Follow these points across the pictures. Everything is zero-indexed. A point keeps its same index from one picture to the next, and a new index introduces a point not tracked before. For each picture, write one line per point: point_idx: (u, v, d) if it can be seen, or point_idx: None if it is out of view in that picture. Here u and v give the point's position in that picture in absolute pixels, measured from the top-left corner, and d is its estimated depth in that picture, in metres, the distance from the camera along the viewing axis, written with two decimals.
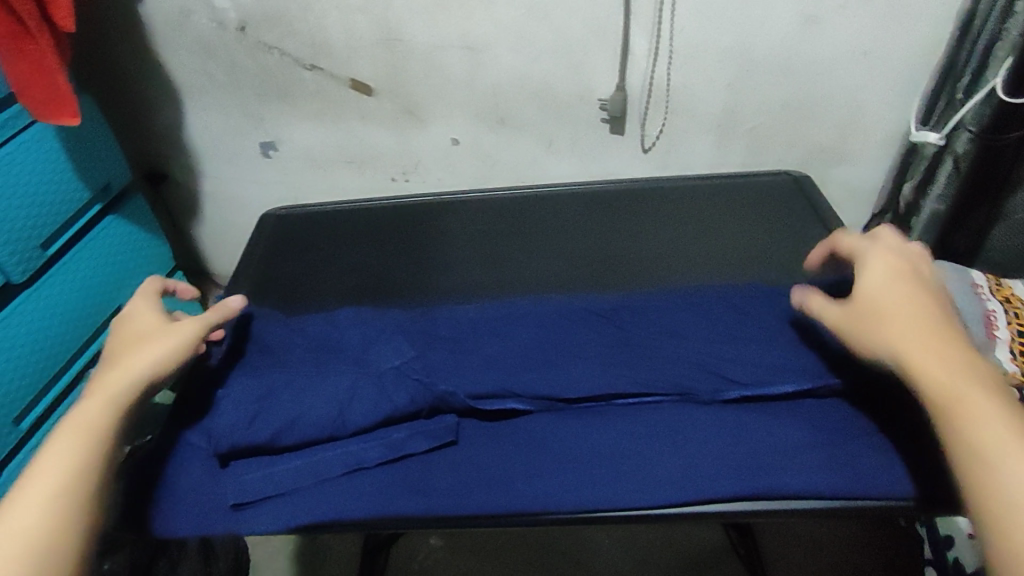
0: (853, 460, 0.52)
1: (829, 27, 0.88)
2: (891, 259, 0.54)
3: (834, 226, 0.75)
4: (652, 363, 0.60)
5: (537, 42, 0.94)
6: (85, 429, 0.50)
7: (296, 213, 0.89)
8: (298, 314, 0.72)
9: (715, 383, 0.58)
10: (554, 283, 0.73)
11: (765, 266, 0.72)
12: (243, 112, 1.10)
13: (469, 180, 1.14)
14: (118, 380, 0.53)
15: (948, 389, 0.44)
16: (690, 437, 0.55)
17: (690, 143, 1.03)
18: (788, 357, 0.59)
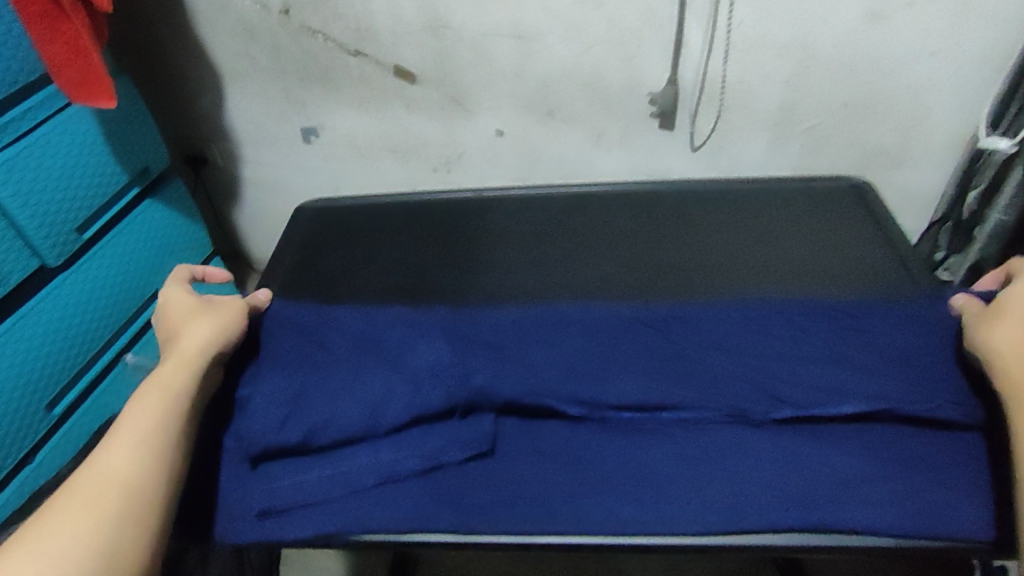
0: (920, 497, 0.48)
1: (898, 24, 0.83)
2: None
3: (901, 238, 0.71)
4: (703, 379, 0.57)
5: (590, 32, 0.90)
6: (139, 428, 0.49)
7: (334, 206, 0.87)
8: (336, 308, 0.70)
9: (769, 403, 0.54)
10: (602, 289, 0.70)
11: (827, 278, 0.67)
12: (286, 97, 1.08)
13: (513, 173, 1.11)
14: (168, 378, 0.53)
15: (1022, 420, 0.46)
16: (743, 462, 0.51)
17: (743, 142, 0.99)
18: (850, 378, 0.55)
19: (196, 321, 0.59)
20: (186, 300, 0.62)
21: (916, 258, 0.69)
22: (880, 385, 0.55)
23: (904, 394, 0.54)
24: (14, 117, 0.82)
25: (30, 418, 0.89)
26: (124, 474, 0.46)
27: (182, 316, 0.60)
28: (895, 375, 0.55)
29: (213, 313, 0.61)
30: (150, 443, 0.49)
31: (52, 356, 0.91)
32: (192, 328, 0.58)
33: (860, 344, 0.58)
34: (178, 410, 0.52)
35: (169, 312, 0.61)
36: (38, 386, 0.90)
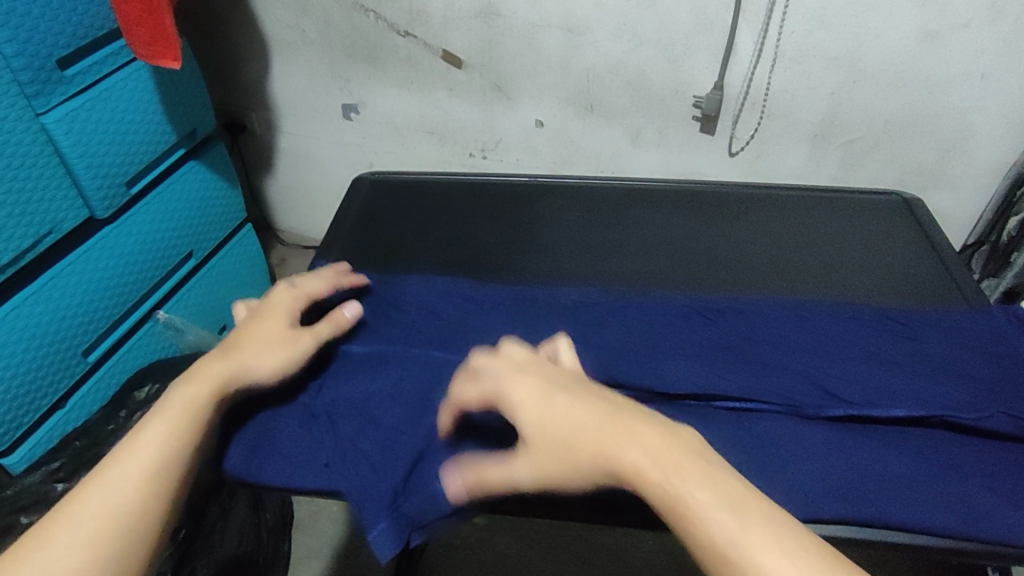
0: (967, 500, 0.49)
1: (946, 45, 0.84)
2: (545, 393, 0.47)
3: (947, 257, 0.73)
4: (755, 370, 0.59)
5: (639, 31, 0.92)
6: (191, 393, 0.51)
7: (389, 179, 0.89)
8: (393, 278, 0.72)
9: (821, 399, 0.56)
10: (651, 277, 0.72)
11: (874, 285, 0.70)
12: (332, 72, 1.09)
13: (548, 163, 1.13)
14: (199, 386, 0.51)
15: (686, 502, 0.40)
16: (797, 449, 0.53)
17: (782, 151, 1.00)
18: (901, 382, 0.57)
19: (252, 351, 0.55)
20: (273, 320, 0.59)
21: (963, 276, 0.71)
22: (933, 391, 0.56)
23: (952, 402, 0.55)
24: (80, 68, 0.83)
25: (66, 361, 0.90)
26: (172, 433, 0.48)
27: (253, 338, 0.57)
28: (940, 381, 0.57)
29: (277, 344, 0.57)
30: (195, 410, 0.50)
31: (90, 302, 0.92)
32: (241, 356, 0.55)
33: (910, 351, 0.60)
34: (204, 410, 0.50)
35: (252, 327, 0.58)
36: (74, 330, 0.90)
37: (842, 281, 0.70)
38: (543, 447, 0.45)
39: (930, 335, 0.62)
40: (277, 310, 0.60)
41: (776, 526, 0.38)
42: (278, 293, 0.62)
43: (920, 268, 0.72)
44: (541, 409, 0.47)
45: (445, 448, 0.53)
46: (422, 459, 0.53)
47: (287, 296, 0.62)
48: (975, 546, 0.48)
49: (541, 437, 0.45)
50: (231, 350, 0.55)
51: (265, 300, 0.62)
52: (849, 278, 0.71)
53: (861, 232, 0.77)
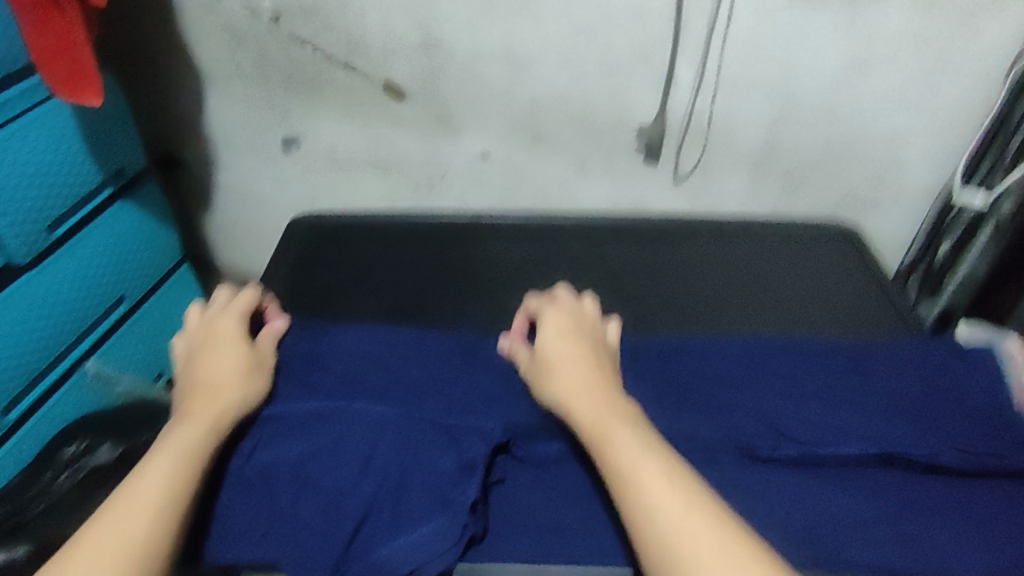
0: (923, 537, 0.49)
1: (877, 75, 0.86)
2: (569, 330, 0.59)
3: (886, 289, 0.75)
4: (709, 413, 0.58)
5: (581, 62, 0.91)
6: (183, 439, 0.50)
7: (326, 221, 0.86)
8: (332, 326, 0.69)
9: (773, 440, 0.55)
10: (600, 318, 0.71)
11: (814, 322, 0.71)
12: (269, 106, 1.06)
13: (495, 197, 1.11)
14: (192, 433, 0.51)
15: (608, 433, 0.49)
16: (751, 495, 0.52)
17: (725, 180, 1.01)
18: (854, 420, 0.57)
19: (232, 381, 0.56)
20: (228, 348, 0.59)
21: (900, 310, 0.72)
22: (886, 427, 0.56)
23: (906, 439, 0.55)
24: None
25: None
26: (168, 477, 0.47)
27: (224, 372, 0.57)
28: (888, 416, 0.57)
29: (250, 366, 0.59)
30: (190, 453, 0.49)
31: (8, 357, 0.86)
32: (228, 389, 0.55)
33: (861, 386, 0.60)
34: (192, 473, 0.48)
35: (217, 361, 0.58)
36: None
37: (785, 317, 0.72)
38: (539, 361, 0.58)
39: (877, 367, 0.63)
40: (228, 335, 0.60)
41: (676, 470, 0.45)
42: (219, 322, 0.62)
43: (862, 304, 0.73)
44: (557, 333, 0.59)
45: (389, 510, 0.51)
46: (367, 521, 0.51)
47: (229, 318, 0.62)
48: None
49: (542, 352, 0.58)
50: (215, 388, 0.55)
51: (206, 331, 0.61)
52: (789, 314, 0.72)
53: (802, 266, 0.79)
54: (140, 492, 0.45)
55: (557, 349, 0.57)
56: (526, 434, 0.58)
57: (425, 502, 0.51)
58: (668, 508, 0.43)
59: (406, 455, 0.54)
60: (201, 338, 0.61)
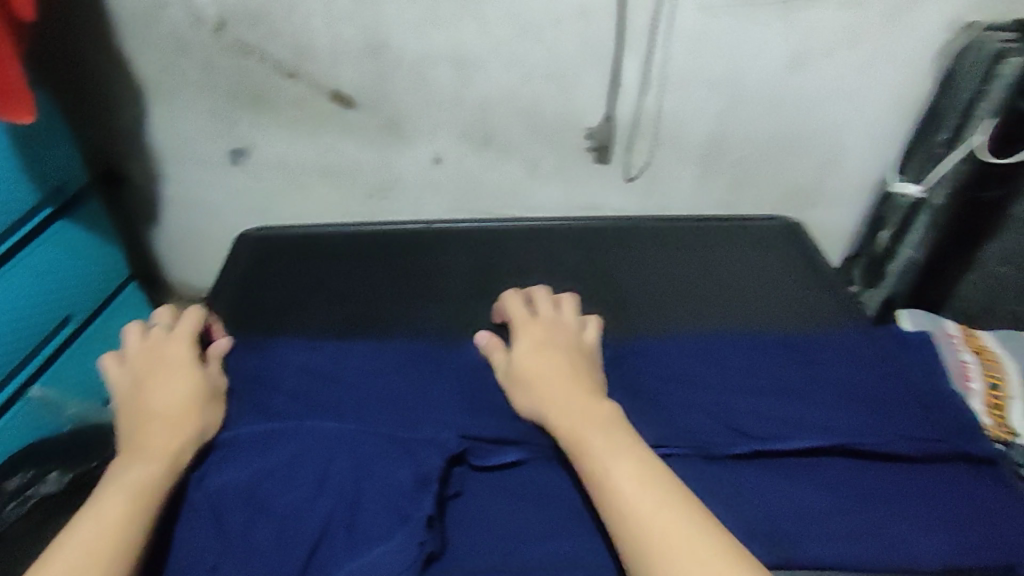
0: (882, 530, 0.51)
1: (816, 71, 0.89)
2: (542, 339, 0.61)
3: (827, 280, 0.78)
4: (666, 411, 0.59)
5: (529, 64, 0.92)
6: (135, 476, 0.49)
7: (275, 235, 0.86)
8: (283, 343, 0.70)
9: (729, 437, 0.57)
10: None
11: (753, 314, 0.73)
12: (215, 116, 1.04)
13: (449, 202, 1.11)
14: (144, 469, 0.50)
15: (585, 441, 0.51)
16: (712, 495, 0.52)
17: (674, 177, 1.02)
18: (805, 412, 0.59)
19: (183, 412, 0.56)
20: (179, 377, 0.58)
21: (839, 299, 0.75)
22: (838, 418, 0.59)
23: (858, 428, 0.58)
24: None
25: None
26: (121, 516, 0.46)
27: (178, 400, 0.56)
28: (836, 409, 0.59)
29: (202, 395, 0.58)
30: (144, 490, 0.48)
31: None
32: (180, 421, 0.55)
33: (810, 375, 0.63)
34: (150, 507, 0.48)
35: (171, 388, 0.57)
36: None
37: (726, 311, 0.74)
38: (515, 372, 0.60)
39: (828, 359, 0.64)
40: (179, 363, 0.60)
41: (648, 473, 0.47)
42: (168, 348, 0.61)
43: (808, 294, 0.76)
44: (531, 343, 0.61)
45: (346, 527, 0.51)
46: (323, 541, 0.50)
47: (180, 345, 0.62)
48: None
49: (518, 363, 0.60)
50: (167, 421, 0.55)
51: (154, 356, 0.60)
52: (729, 306, 0.74)
53: (748, 257, 0.81)
54: (91, 533, 0.45)
55: (531, 358, 0.59)
56: (481, 444, 0.59)
57: (381, 519, 0.51)
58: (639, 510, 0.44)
59: (362, 473, 0.54)
60: (150, 364, 0.60)
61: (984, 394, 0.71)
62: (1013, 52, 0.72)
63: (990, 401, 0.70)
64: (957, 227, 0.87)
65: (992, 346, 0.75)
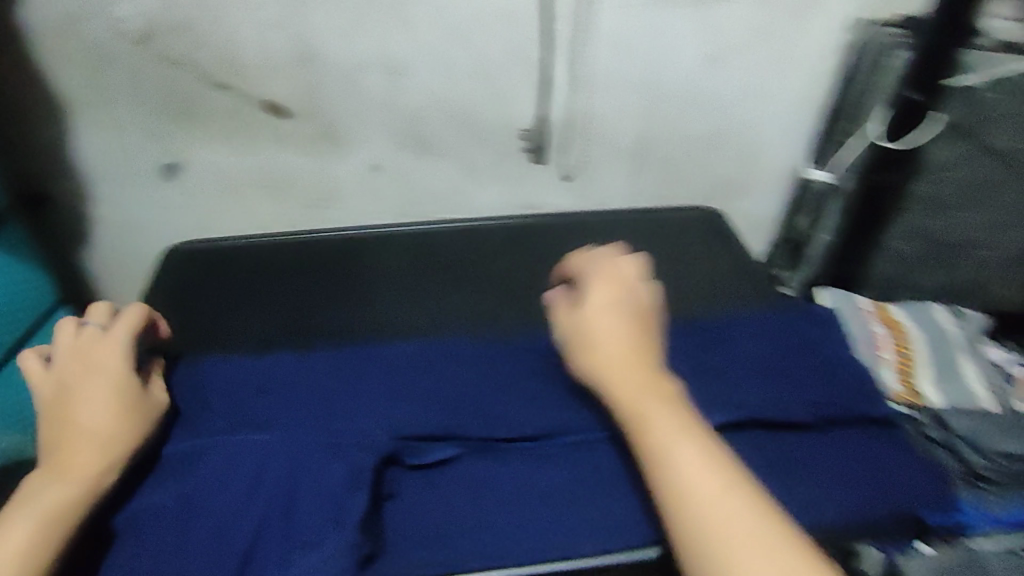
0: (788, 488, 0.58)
1: (729, 68, 0.93)
2: (617, 304, 0.59)
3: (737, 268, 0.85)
4: (585, 399, 0.67)
5: (459, 70, 0.94)
6: (48, 498, 0.50)
7: (209, 247, 0.89)
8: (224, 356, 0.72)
9: (649, 418, 0.62)
10: (494, 320, 0.79)
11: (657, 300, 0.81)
12: (143, 129, 1.01)
13: (391, 210, 1.11)
14: (59, 492, 0.51)
15: (648, 421, 0.51)
16: (624, 476, 0.61)
17: (607, 174, 1.05)
18: (715, 394, 0.64)
19: (109, 425, 0.56)
20: (108, 385, 0.58)
21: (738, 282, 0.83)
22: (743, 394, 0.64)
23: (764, 402, 0.63)
24: None
25: None
26: (25, 545, 0.47)
27: (103, 415, 0.56)
28: (743, 383, 0.65)
29: (131, 408, 0.58)
30: (56, 515, 0.49)
31: None
32: (103, 435, 0.55)
33: (724, 355, 0.68)
34: (56, 534, 0.49)
35: (94, 400, 0.57)
36: None
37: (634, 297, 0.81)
38: (583, 334, 0.58)
39: (738, 338, 0.71)
40: (109, 368, 0.59)
41: (709, 452, 0.48)
42: (98, 352, 0.60)
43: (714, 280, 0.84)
44: (604, 307, 0.59)
45: (278, 531, 0.54)
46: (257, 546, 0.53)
47: (114, 346, 0.61)
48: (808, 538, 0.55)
49: (587, 327, 0.58)
50: (91, 433, 0.55)
51: (83, 358, 0.60)
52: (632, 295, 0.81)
53: (653, 249, 0.89)
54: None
55: (602, 324, 0.58)
56: (414, 443, 0.62)
57: (315, 525, 0.54)
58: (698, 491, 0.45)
59: (296, 481, 0.57)
60: (79, 366, 0.59)
61: (895, 363, 0.77)
62: (901, 46, 0.79)
63: (900, 368, 0.76)
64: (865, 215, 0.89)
65: (898, 317, 0.83)
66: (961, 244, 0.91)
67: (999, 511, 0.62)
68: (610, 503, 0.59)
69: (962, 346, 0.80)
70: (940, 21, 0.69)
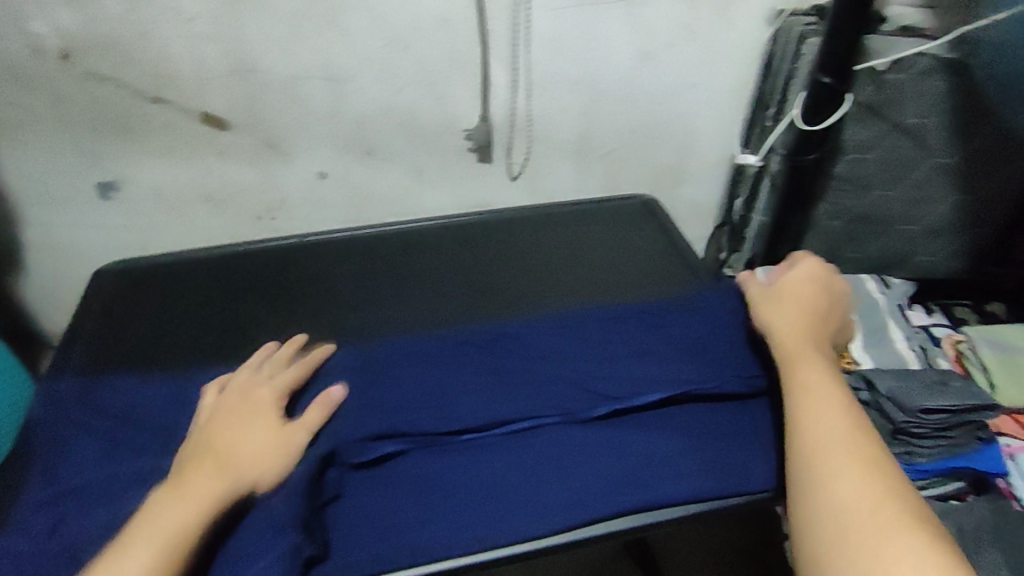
0: (718, 459, 0.64)
1: (660, 62, 0.97)
2: (813, 287, 0.71)
3: (666, 256, 0.90)
4: (531, 388, 0.70)
5: (399, 74, 0.95)
6: (170, 519, 0.53)
7: (147, 264, 0.90)
8: (164, 378, 0.74)
9: (587, 402, 0.69)
10: (436, 315, 0.81)
11: (591, 292, 0.84)
12: (76, 149, 0.99)
13: (342, 216, 1.11)
14: (173, 512, 0.54)
15: (798, 375, 0.60)
16: (572, 457, 0.64)
17: (552, 170, 1.08)
18: (648, 372, 0.72)
19: (244, 457, 0.60)
20: (260, 422, 0.63)
21: (667, 269, 0.88)
22: (680, 368, 0.72)
23: (698, 376, 0.71)
24: None
25: None
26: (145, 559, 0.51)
27: (249, 446, 0.61)
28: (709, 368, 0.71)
29: (275, 441, 0.62)
30: (170, 532, 0.53)
31: None
32: (241, 466, 0.59)
33: (659, 337, 0.76)
34: (174, 553, 0.52)
35: (244, 434, 0.62)
36: None
37: (569, 289, 0.85)
38: (795, 304, 0.69)
39: (673, 322, 0.78)
40: (263, 412, 0.65)
41: (859, 452, 0.52)
42: (258, 394, 0.66)
43: (646, 269, 0.88)
44: (805, 291, 0.70)
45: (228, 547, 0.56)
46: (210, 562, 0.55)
47: (266, 390, 0.67)
48: (739, 500, 0.62)
49: (808, 299, 0.70)
50: (227, 461, 0.59)
51: (241, 397, 0.66)
52: (562, 288, 0.85)
53: (587, 240, 0.93)
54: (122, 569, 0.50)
55: (796, 300, 0.69)
56: (355, 443, 0.64)
57: (257, 533, 0.56)
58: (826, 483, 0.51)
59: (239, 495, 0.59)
60: (238, 403, 0.65)
61: None
62: (811, 34, 0.84)
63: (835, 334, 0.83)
64: (801, 192, 0.90)
65: None
66: (889, 219, 0.96)
67: (918, 461, 0.69)
68: (560, 484, 0.62)
69: (889, 313, 0.86)
70: (831, 28, 0.75)
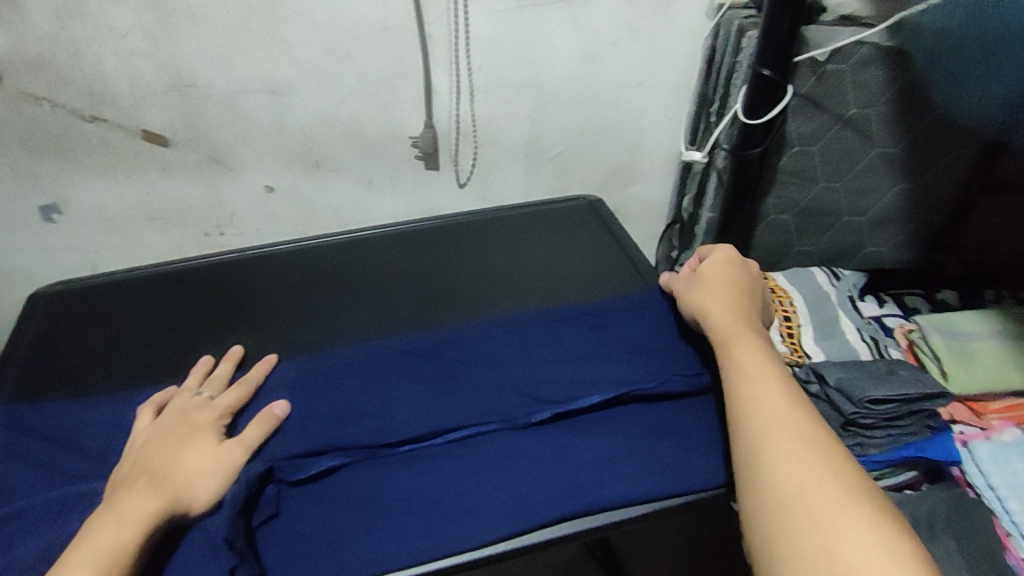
0: (667, 458, 0.63)
1: (606, 62, 0.96)
2: (734, 271, 0.70)
3: (615, 255, 0.89)
4: (475, 396, 0.68)
5: (342, 84, 0.93)
6: (101, 540, 0.50)
7: (83, 285, 0.87)
8: (97, 401, 0.70)
9: (529, 407, 0.67)
10: (378, 324, 0.79)
11: (541, 295, 0.82)
12: (11, 173, 0.94)
13: (291, 229, 1.08)
14: (108, 535, 0.51)
15: (732, 355, 0.60)
16: (518, 462, 0.62)
17: (503, 174, 1.06)
18: (593, 373, 0.70)
19: (183, 473, 0.57)
20: (196, 438, 0.61)
21: (617, 268, 0.87)
22: (628, 369, 0.71)
23: (638, 375, 0.70)
24: None
25: None
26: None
27: (193, 465, 0.58)
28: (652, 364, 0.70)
29: (212, 457, 0.59)
30: (105, 555, 0.49)
31: None
32: (177, 481, 0.56)
33: (603, 338, 0.75)
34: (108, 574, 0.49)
35: (185, 452, 0.59)
36: None
37: (518, 292, 0.83)
38: (721, 287, 0.68)
39: (620, 321, 0.77)
40: (202, 428, 0.62)
41: (792, 420, 0.52)
42: (198, 415, 0.64)
43: (593, 270, 0.87)
44: (730, 276, 0.70)
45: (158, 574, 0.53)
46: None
47: (210, 412, 0.64)
48: (690, 499, 0.60)
49: (735, 284, 0.69)
50: (164, 478, 0.56)
51: (181, 416, 0.63)
52: (511, 290, 0.83)
53: (536, 242, 0.91)
54: None
55: (721, 285, 0.69)
56: (289, 460, 0.62)
57: (192, 558, 0.54)
58: (771, 457, 0.50)
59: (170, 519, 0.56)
60: (176, 422, 0.62)
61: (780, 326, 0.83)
62: (749, 26, 0.84)
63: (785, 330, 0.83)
64: (748, 186, 0.90)
65: (783, 284, 0.89)
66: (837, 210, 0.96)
67: (871, 452, 0.69)
68: (508, 491, 0.60)
69: (840, 305, 0.87)
70: (767, 18, 0.75)
